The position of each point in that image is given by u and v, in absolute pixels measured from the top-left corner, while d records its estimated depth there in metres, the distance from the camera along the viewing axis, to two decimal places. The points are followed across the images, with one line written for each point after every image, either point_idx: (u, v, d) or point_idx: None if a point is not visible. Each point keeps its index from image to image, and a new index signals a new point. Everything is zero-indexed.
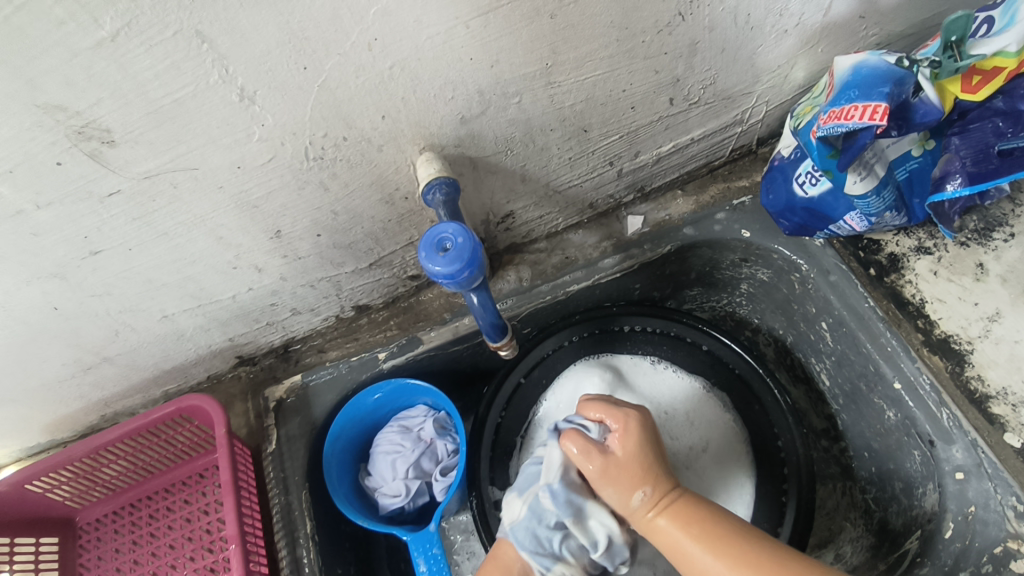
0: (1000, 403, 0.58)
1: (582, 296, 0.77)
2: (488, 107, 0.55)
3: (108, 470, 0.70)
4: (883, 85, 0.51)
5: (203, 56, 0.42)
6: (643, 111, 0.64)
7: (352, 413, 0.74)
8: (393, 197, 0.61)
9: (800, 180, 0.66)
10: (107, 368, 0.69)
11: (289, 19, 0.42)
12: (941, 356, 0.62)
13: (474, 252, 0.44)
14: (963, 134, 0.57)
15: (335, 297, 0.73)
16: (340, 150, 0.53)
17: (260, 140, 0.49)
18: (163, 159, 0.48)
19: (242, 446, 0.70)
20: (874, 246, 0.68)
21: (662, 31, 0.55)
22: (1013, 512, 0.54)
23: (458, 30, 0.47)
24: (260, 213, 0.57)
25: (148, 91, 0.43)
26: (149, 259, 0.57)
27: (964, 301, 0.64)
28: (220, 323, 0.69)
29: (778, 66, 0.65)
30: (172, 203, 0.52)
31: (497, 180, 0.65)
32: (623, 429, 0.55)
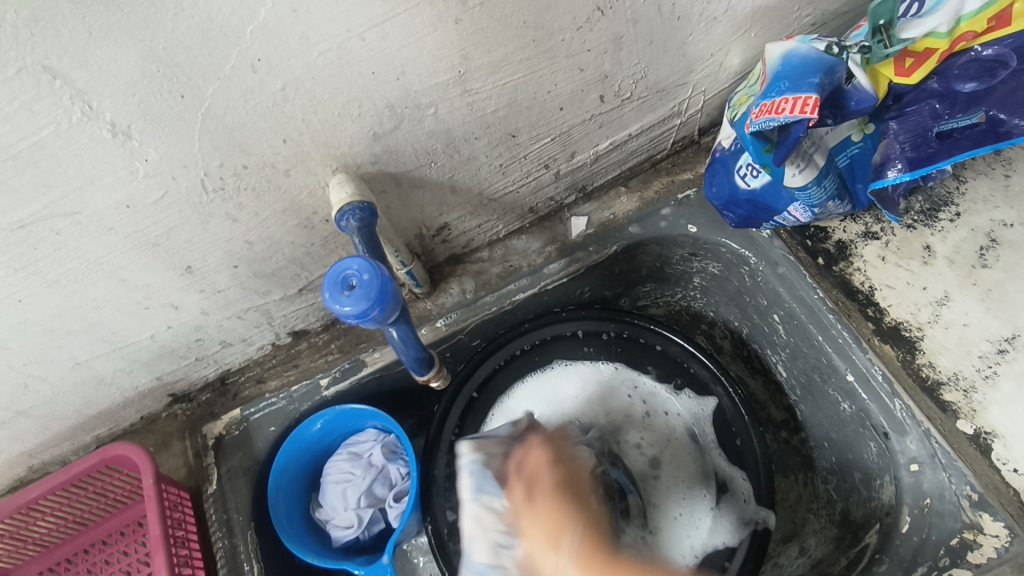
0: (952, 389, 0.58)
1: (529, 304, 0.74)
2: (402, 120, 0.51)
3: (37, 526, 0.66)
4: (813, 75, 0.48)
5: (58, 93, 0.37)
6: (574, 111, 0.60)
7: (296, 446, 0.70)
8: (312, 221, 0.57)
9: (740, 172, 0.63)
10: (23, 422, 0.64)
11: (153, 45, 0.37)
12: (893, 344, 0.61)
13: (384, 288, 0.40)
14: (900, 119, 0.54)
15: (268, 326, 0.69)
16: (243, 179, 0.49)
17: (146, 176, 0.45)
18: (37, 206, 0.43)
19: (177, 491, 0.66)
20: (822, 234, 0.67)
21: (581, 28, 0.51)
22: (968, 502, 0.53)
23: (353, 43, 0.43)
24: (163, 251, 0.52)
25: (1, 136, 0.38)
26: (44, 309, 0.52)
27: (913, 286, 0.62)
28: (143, 363, 0.64)
29: (711, 54, 0.62)
30: (58, 250, 0.47)
31: (425, 193, 0.61)
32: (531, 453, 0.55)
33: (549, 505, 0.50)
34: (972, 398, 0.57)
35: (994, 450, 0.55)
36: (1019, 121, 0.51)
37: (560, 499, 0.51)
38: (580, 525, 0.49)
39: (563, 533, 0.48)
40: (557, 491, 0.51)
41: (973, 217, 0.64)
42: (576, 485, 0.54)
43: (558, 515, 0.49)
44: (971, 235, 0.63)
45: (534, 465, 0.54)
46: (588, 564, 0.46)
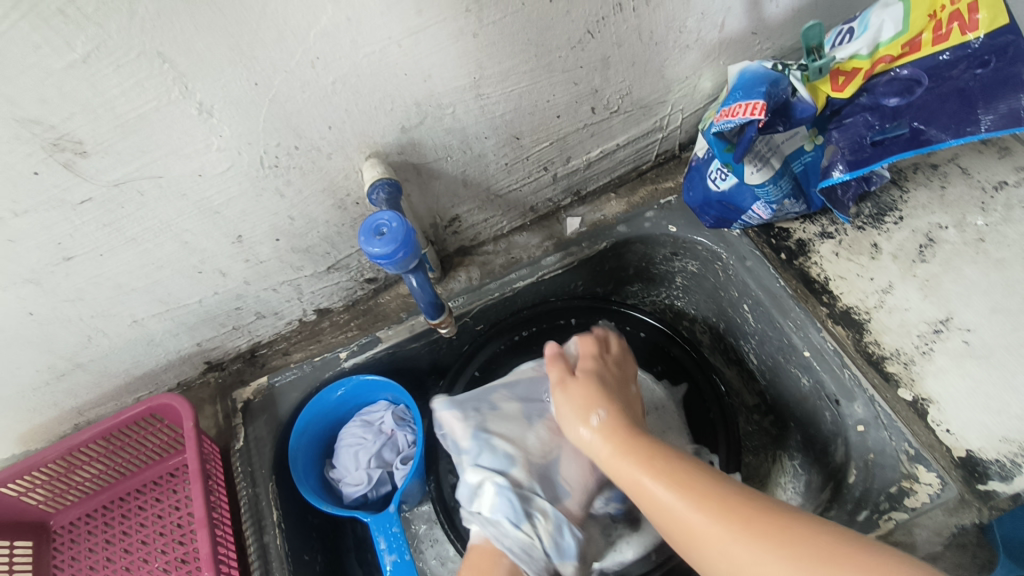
0: (894, 361, 0.66)
1: (528, 292, 0.83)
2: (426, 117, 0.62)
3: (82, 471, 0.73)
4: (761, 86, 0.60)
5: (165, 75, 0.48)
6: (569, 119, 0.72)
7: (317, 410, 0.79)
8: (345, 202, 0.67)
9: (712, 177, 0.73)
10: (79, 376, 0.73)
11: (239, 40, 0.48)
12: (844, 325, 0.69)
13: (408, 235, 0.50)
14: (840, 129, 0.64)
15: (297, 301, 0.78)
16: (293, 158, 0.60)
17: (219, 150, 0.56)
18: (130, 169, 0.54)
19: (210, 444, 0.74)
20: (784, 234, 0.76)
21: (575, 47, 0.63)
22: (906, 455, 0.61)
23: (392, 48, 0.54)
24: (221, 219, 0.62)
25: (116, 106, 0.49)
26: (118, 265, 0.62)
27: (862, 277, 0.71)
28: (188, 327, 0.74)
29: (686, 77, 0.74)
30: (140, 210, 0.58)
31: (441, 185, 0.72)
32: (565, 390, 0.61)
33: (581, 389, 0.60)
34: (911, 369, 0.65)
35: (930, 414, 0.63)
36: (935, 130, 0.61)
37: (598, 390, 0.60)
38: (615, 407, 0.57)
39: (595, 408, 0.57)
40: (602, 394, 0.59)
41: (915, 220, 0.73)
42: (624, 378, 0.65)
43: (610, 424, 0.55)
44: (913, 235, 0.72)
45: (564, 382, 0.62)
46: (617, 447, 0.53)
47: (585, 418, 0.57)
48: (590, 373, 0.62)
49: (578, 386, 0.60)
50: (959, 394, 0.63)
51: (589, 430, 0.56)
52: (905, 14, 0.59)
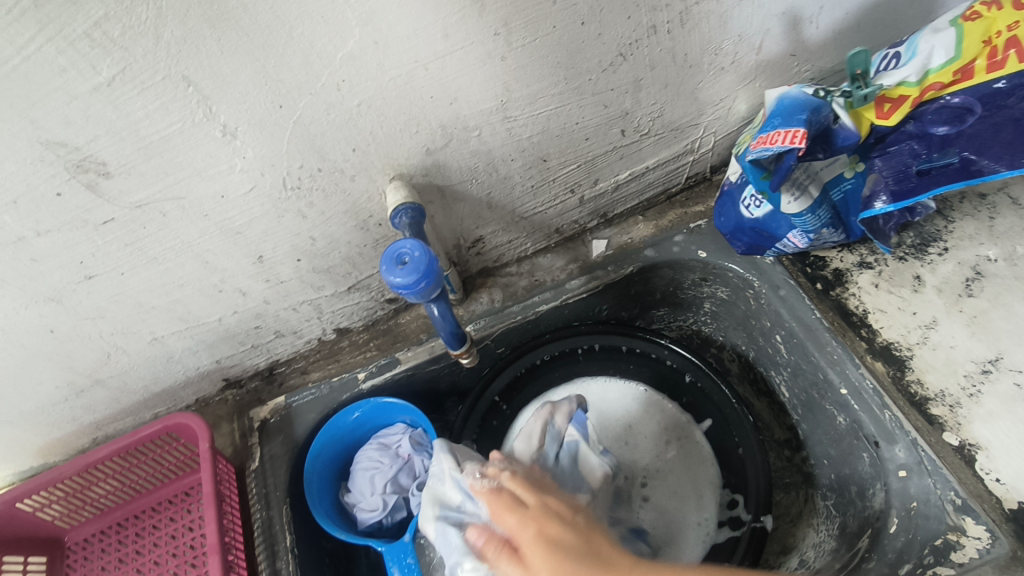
0: (938, 404, 0.62)
1: (551, 316, 0.81)
2: (451, 139, 0.61)
3: (97, 488, 0.72)
4: (801, 112, 0.57)
5: (189, 97, 0.48)
6: (597, 142, 0.70)
7: (333, 433, 0.77)
8: (367, 223, 0.66)
9: (745, 203, 0.70)
10: (99, 392, 0.72)
11: (265, 63, 0.47)
12: (884, 362, 0.66)
13: (431, 265, 0.48)
14: (884, 157, 0.62)
15: (317, 320, 0.77)
16: (316, 180, 0.59)
17: (241, 171, 0.55)
18: (153, 190, 0.53)
19: (226, 464, 0.73)
20: (820, 262, 0.73)
21: (605, 70, 0.61)
22: (952, 505, 0.57)
23: (418, 71, 0.53)
24: (243, 240, 0.61)
25: (140, 128, 0.48)
26: (139, 284, 0.61)
27: (904, 310, 0.68)
28: (207, 345, 0.73)
29: (720, 100, 0.71)
30: (161, 230, 0.57)
31: (465, 207, 0.70)
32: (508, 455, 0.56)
33: (508, 500, 0.45)
34: (957, 412, 0.61)
35: (977, 461, 0.59)
36: (987, 160, 0.58)
37: (530, 475, 0.50)
38: (532, 489, 0.47)
39: (539, 492, 0.47)
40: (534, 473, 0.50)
41: (961, 252, 0.69)
42: (546, 472, 0.54)
43: (544, 534, 0.42)
44: (959, 268, 0.68)
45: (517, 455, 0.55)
46: (553, 562, 0.40)
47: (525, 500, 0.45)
48: (498, 501, 0.46)
49: (518, 474, 0.50)
50: (1011, 441, 0.59)
51: (527, 510, 0.45)
52: (958, 40, 0.56)
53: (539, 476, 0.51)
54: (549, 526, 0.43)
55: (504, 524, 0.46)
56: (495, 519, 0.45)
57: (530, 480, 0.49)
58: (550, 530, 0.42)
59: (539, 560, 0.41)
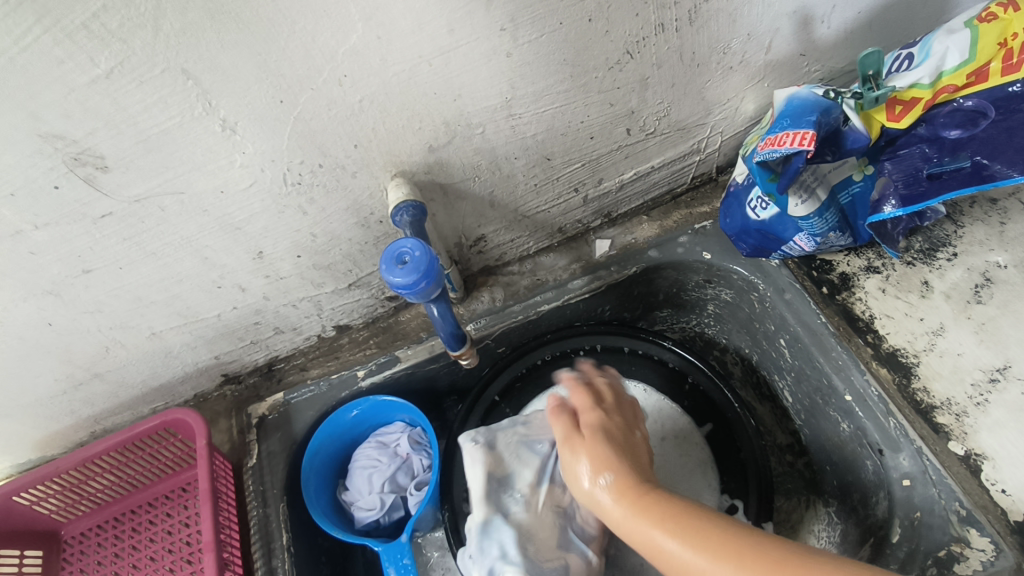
0: (945, 412, 0.61)
1: (553, 316, 0.80)
2: (455, 136, 0.60)
3: (94, 483, 0.72)
4: (811, 114, 0.56)
5: (189, 91, 0.47)
6: (603, 141, 0.69)
7: (331, 430, 0.77)
8: (368, 220, 0.65)
9: (751, 205, 0.70)
10: (97, 386, 0.72)
11: (266, 58, 0.47)
12: (890, 369, 0.65)
13: (431, 265, 0.48)
14: (894, 160, 0.61)
15: (317, 317, 0.76)
16: (317, 176, 0.58)
17: (241, 166, 0.54)
18: (151, 184, 0.52)
19: (223, 460, 0.72)
20: (827, 266, 0.72)
21: (612, 68, 0.60)
22: (957, 516, 0.56)
23: (422, 67, 0.52)
24: (242, 235, 0.61)
25: (139, 121, 0.47)
26: (138, 278, 0.61)
27: (911, 317, 0.67)
28: (206, 340, 0.72)
29: (728, 100, 0.70)
30: (160, 225, 0.56)
31: (467, 205, 0.69)
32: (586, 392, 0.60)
33: (593, 446, 0.53)
34: (964, 421, 0.60)
35: (983, 471, 0.58)
36: (1001, 166, 0.56)
37: (600, 437, 0.54)
38: (621, 463, 0.51)
39: (606, 470, 0.51)
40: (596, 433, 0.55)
41: (970, 258, 0.68)
42: (631, 422, 0.58)
43: (620, 481, 0.50)
44: (968, 274, 0.67)
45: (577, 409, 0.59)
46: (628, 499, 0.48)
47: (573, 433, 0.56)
48: (581, 408, 0.58)
49: (586, 444, 0.54)
50: (1018, 452, 0.58)
51: (597, 489, 0.50)
52: (974, 41, 0.55)
53: (619, 437, 0.55)
54: (624, 505, 0.48)
55: (585, 500, 0.52)
56: (586, 498, 0.52)
57: (602, 391, 0.61)
58: (635, 512, 0.47)
59: (623, 505, 0.48)
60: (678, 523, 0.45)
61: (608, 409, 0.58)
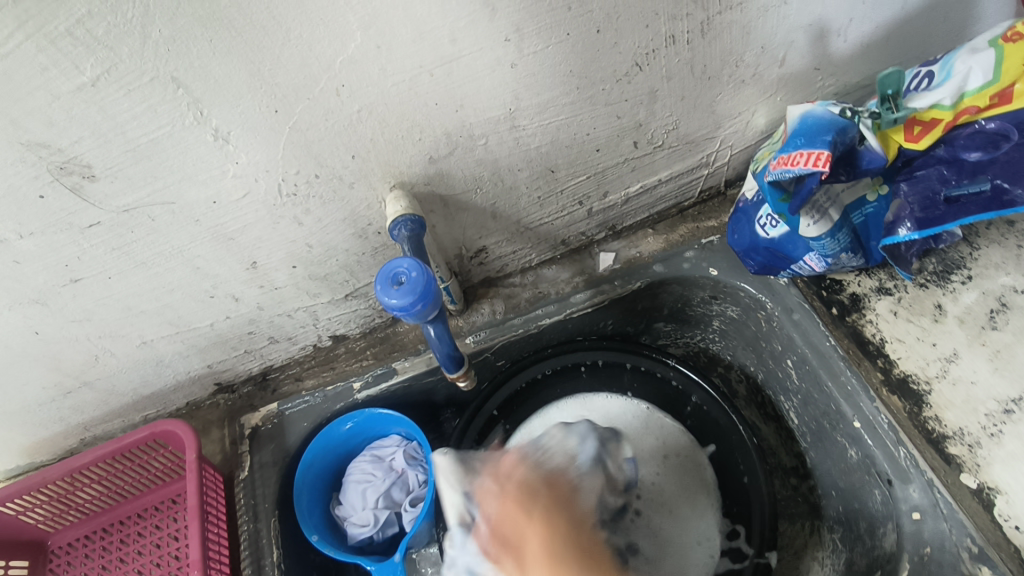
0: (957, 443, 0.60)
1: (554, 330, 0.78)
2: (456, 148, 0.58)
3: (82, 493, 0.71)
4: (827, 133, 0.53)
5: (179, 100, 0.45)
6: (609, 153, 0.67)
7: (324, 443, 0.74)
8: (366, 232, 0.63)
9: (761, 222, 0.67)
10: (86, 394, 0.70)
11: (260, 66, 0.45)
12: (900, 396, 0.63)
13: (428, 286, 0.46)
14: (910, 181, 0.59)
15: (312, 327, 0.75)
16: (313, 187, 0.56)
17: (234, 177, 0.52)
18: (141, 194, 0.51)
19: (213, 472, 0.71)
20: (837, 286, 0.70)
21: (620, 80, 0.58)
22: (968, 553, 0.55)
23: (423, 77, 0.50)
24: (236, 246, 0.59)
25: (127, 130, 0.46)
26: (127, 288, 0.59)
27: (923, 341, 0.65)
28: (199, 350, 0.71)
29: (739, 113, 0.68)
30: (150, 235, 0.54)
31: (468, 217, 0.67)
32: (499, 482, 0.56)
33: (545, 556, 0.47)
34: (976, 453, 0.59)
35: (996, 506, 0.56)
36: (1021, 190, 0.55)
37: (536, 515, 0.50)
38: (561, 543, 0.48)
39: (563, 562, 0.46)
40: (550, 520, 0.50)
41: (986, 281, 0.66)
42: (576, 509, 0.54)
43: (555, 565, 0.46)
44: (983, 298, 0.65)
45: (511, 480, 0.55)
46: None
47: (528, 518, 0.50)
48: (516, 498, 0.52)
49: (537, 525, 0.49)
50: None
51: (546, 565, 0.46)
52: (997, 62, 0.52)
53: (573, 529, 0.50)
54: None
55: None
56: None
57: (543, 481, 0.55)
58: None
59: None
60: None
61: (514, 475, 0.56)
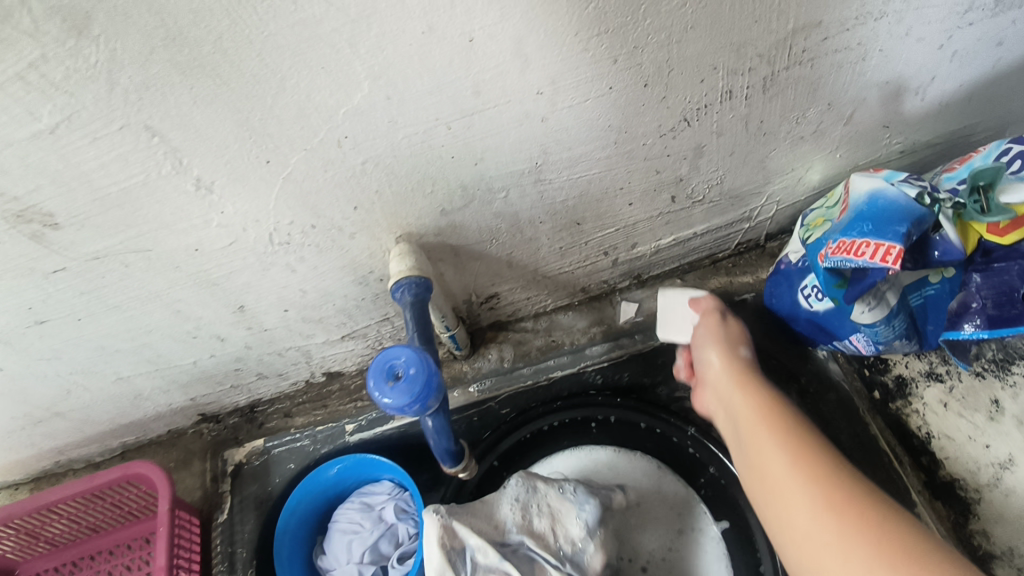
0: (1005, 564, 0.54)
1: (564, 383, 0.72)
2: (472, 200, 0.51)
3: (51, 527, 0.66)
4: (900, 222, 0.46)
5: (154, 149, 0.38)
6: (642, 207, 0.60)
7: (310, 488, 0.68)
8: (367, 279, 0.57)
9: (804, 292, 0.60)
10: (58, 422, 0.65)
11: (249, 115, 0.38)
12: (944, 502, 0.57)
13: (429, 382, 0.40)
14: (985, 273, 0.51)
15: (305, 364, 0.69)
16: (309, 236, 0.50)
17: (219, 226, 0.46)
18: (112, 241, 0.45)
19: (188, 516, 0.66)
20: (882, 365, 0.64)
21: (665, 135, 0.51)
22: None
23: (439, 130, 0.43)
24: (221, 291, 0.53)
25: (94, 179, 0.39)
26: (100, 329, 0.53)
27: (974, 441, 0.59)
28: (181, 384, 0.65)
29: (791, 169, 0.61)
30: (124, 280, 0.49)
31: (481, 265, 0.61)
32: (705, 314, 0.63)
33: (750, 403, 0.53)
34: None
35: None
36: None
37: (738, 393, 0.55)
38: (791, 424, 0.50)
39: (783, 429, 0.50)
40: (767, 403, 0.52)
41: None
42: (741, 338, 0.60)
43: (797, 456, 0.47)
44: None
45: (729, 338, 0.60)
46: (799, 461, 0.47)
47: (737, 392, 0.55)
48: (738, 378, 0.56)
49: (738, 394, 0.55)
50: None
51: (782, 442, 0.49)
52: None
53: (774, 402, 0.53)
54: (799, 472, 0.46)
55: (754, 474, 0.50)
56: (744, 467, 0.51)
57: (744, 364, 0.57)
58: (800, 471, 0.46)
59: (807, 517, 0.43)
60: (819, 479, 0.45)
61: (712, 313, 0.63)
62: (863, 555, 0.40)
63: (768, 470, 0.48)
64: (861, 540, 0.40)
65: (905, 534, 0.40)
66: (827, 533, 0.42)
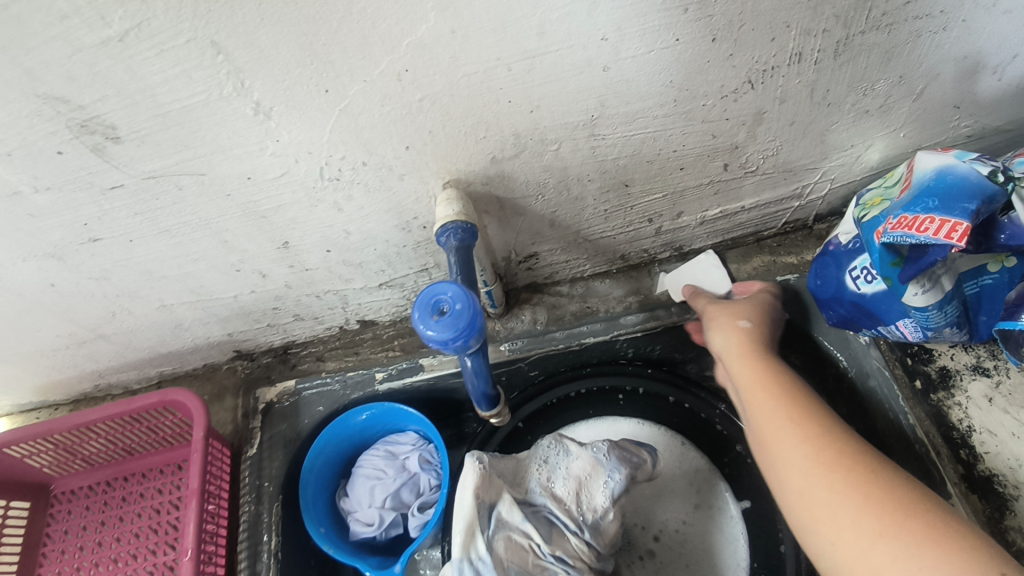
0: None
1: (597, 350, 0.71)
2: (523, 150, 0.51)
3: (89, 445, 0.69)
4: (969, 200, 0.44)
5: (218, 67, 0.39)
6: (693, 173, 0.58)
7: (338, 432, 0.70)
8: (410, 225, 0.57)
9: (853, 274, 0.58)
10: (101, 345, 0.67)
11: (314, 40, 0.38)
12: (980, 497, 0.56)
13: (471, 320, 0.40)
14: None
15: (341, 309, 0.70)
16: (359, 174, 0.50)
17: (273, 155, 0.46)
18: (169, 161, 0.45)
19: (220, 446, 0.68)
20: (926, 355, 0.62)
21: (726, 97, 0.49)
22: None
23: (499, 71, 0.43)
24: (268, 224, 0.54)
25: (157, 94, 0.40)
26: (149, 253, 0.54)
27: (1020, 438, 0.57)
28: (220, 318, 0.67)
29: (851, 146, 0.59)
30: (176, 204, 0.49)
31: (524, 222, 0.61)
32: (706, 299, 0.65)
33: (748, 369, 0.54)
34: None
35: None
36: None
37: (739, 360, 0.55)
38: (788, 386, 0.51)
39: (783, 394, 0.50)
40: (760, 368, 0.53)
41: None
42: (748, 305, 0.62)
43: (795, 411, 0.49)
44: None
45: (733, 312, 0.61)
46: (797, 422, 0.48)
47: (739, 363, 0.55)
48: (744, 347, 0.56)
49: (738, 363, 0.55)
50: None
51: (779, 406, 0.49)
52: None
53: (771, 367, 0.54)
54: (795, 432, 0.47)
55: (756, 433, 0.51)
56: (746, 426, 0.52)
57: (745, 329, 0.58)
58: (800, 432, 0.47)
59: (797, 465, 0.45)
60: (812, 439, 0.46)
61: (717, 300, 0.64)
62: (853, 502, 0.42)
63: (766, 429, 0.49)
64: (851, 491, 0.42)
65: (895, 485, 0.42)
66: (822, 486, 0.43)
